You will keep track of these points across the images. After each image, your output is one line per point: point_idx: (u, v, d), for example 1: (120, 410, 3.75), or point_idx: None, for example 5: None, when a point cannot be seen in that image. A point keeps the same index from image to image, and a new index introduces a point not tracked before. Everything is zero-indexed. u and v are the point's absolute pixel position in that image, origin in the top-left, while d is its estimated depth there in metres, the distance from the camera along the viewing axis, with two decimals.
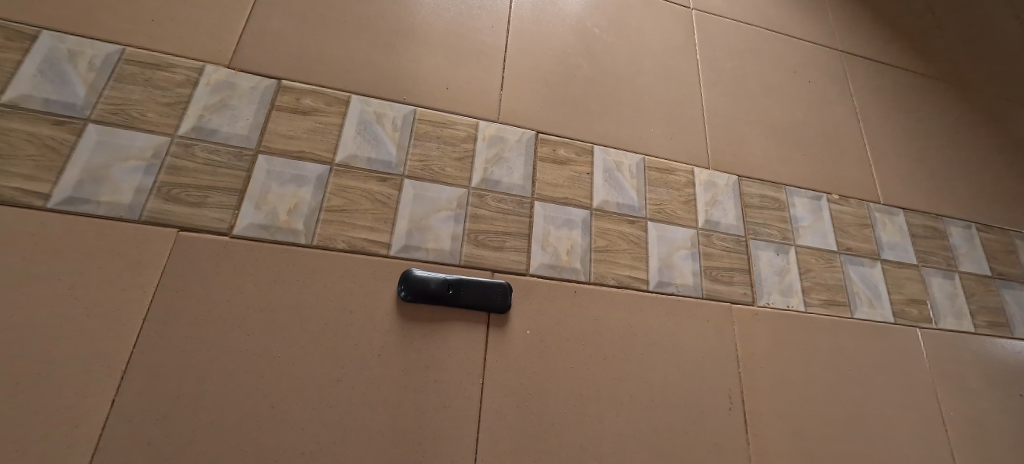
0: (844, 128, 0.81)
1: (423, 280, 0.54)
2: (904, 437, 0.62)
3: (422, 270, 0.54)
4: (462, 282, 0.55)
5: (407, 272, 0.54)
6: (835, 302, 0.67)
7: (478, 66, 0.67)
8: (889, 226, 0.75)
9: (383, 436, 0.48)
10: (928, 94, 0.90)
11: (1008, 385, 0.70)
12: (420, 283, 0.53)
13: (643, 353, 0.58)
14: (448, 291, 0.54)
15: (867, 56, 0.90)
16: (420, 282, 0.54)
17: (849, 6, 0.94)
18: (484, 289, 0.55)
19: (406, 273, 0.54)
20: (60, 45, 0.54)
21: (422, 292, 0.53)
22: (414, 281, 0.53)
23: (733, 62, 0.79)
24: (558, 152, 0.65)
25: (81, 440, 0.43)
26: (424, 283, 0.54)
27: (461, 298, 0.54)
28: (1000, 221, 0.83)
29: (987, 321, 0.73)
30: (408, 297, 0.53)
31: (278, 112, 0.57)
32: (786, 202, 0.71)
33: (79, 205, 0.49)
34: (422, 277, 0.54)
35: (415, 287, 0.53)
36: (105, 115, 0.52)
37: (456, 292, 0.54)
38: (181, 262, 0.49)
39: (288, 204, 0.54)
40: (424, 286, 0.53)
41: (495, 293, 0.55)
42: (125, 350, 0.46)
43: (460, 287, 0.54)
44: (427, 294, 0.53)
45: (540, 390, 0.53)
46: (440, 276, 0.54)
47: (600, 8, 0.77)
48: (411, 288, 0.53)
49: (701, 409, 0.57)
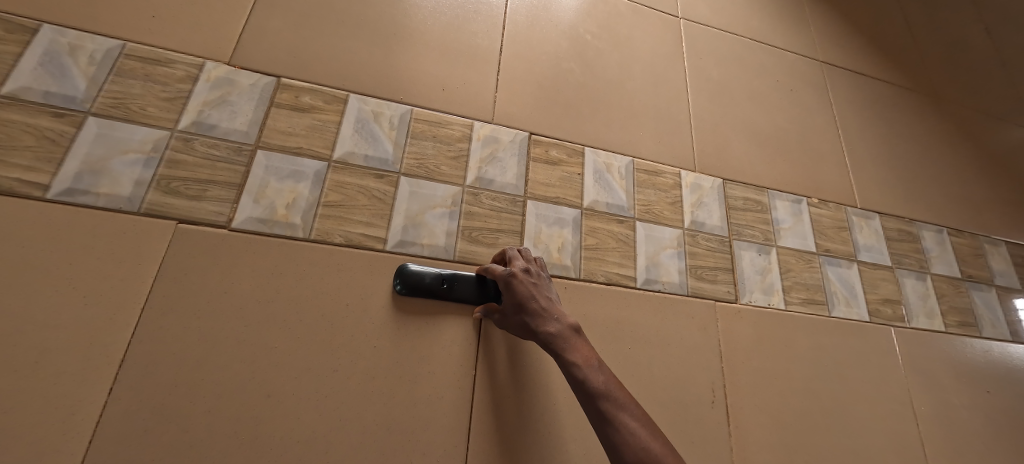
0: (824, 136, 0.84)
1: (419, 271, 0.55)
2: (879, 431, 0.65)
3: (417, 264, 0.56)
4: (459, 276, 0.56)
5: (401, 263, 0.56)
6: (814, 300, 0.70)
7: (473, 68, 0.68)
8: (866, 229, 0.78)
9: (377, 426, 0.50)
10: (903, 104, 0.94)
11: (977, 383, 0.73)
12: (415, 275, 0.55)
13: (631, 347, 0.60)
14: (444, 284, 0.55)
15: (846, 66, 0.93)
16: (415, 274, 0.55)
17: (830, 17, 0.98)
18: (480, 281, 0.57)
19: (401, 264, 0.56)
20: (61, 39, 0.54)
21: (418, 284, 0.55)
22: (409, 275, 0.55)
23: (718, 70, 0.82)
24: (550, 153, 0.67)
25: (79, 426, 0.43)
26: (420, 275, 0.55)
27: (455, 292, 0.56)
28: (970, 226, 0.87)
29: (957, 321, 0.76)
30: (403, 288, 0.54)
31: (277, 109, 0.58)
32: (768, 204, 0.74)
33: (78, 196, 0.49)
34: (417, 271, 0.55)
35: (410, 279, 0.55)
36: (106, 108, 0.53)
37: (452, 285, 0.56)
38: (180, 255, 0.50)
39: (286, 199, 0.55)
40: (421, 277, 0.55)
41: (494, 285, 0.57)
42: (123, 338, 0.47)
43: (454, 281, 0.56)
44: (422, 288, 0.55)
45: (530, 382, 0.55)
46: (434, 270, 0.56)
47: (592, 15, 0.79)
48: (405, 280, 0.55)
49: (686, 401, 0.59)
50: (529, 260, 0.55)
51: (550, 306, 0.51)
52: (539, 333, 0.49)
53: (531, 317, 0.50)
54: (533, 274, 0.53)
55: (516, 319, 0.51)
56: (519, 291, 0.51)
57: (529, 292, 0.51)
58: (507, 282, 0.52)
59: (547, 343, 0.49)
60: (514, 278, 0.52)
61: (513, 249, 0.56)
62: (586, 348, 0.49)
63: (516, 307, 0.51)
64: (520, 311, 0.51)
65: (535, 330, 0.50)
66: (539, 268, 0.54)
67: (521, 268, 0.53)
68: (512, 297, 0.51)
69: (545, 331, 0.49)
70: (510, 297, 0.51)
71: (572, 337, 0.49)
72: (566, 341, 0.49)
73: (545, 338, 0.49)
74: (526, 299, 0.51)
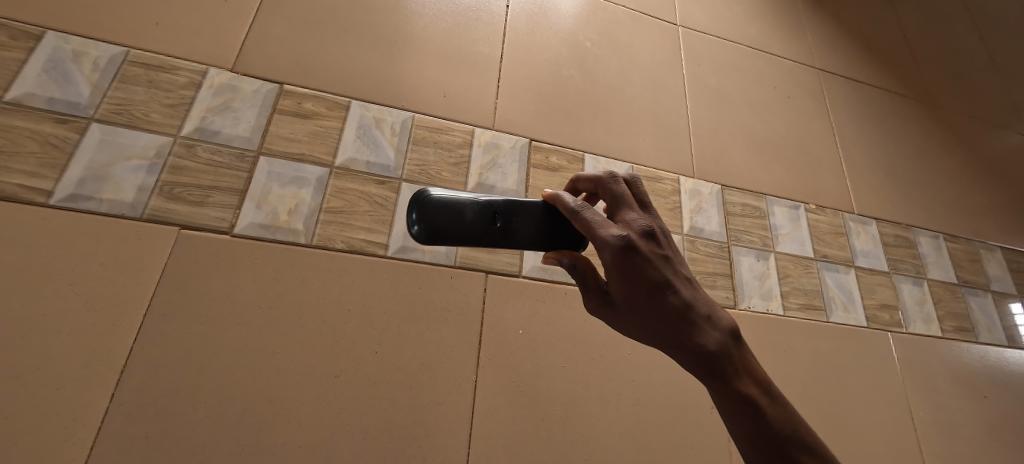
0: (822, 142, 0.85)
1: (447, 202, 0.42)
2: (878, 436, 0.65)
3: (441, 192, 0.42)
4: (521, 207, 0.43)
5: (415, 195, 0.43)
6: (812, 306, 0.70)
7: (474, 75, 0.69)
8: (862, 235, 0.79)
9: (379, 432, 0.50)
10: (899, 110, 0.95)
11: (974, 388, 0.73)
12: (440, 210, 0.41)
13: (630, 352, 0.60)
14: (497, 218, 0.43)
15: (843, 73, 0.94)
16: (438, 206, 0.42)
17: (827, 25, 0.99)
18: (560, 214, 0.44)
19: (414, 196, 0.43)
20: (65, 45, 0.55)
21: (450, 223, 0.41)
22: (445, 212, 0.41)
23: (716, 77, 0.83)
24: (550, 159, 0.67)
25: (80, 433, 0.44)
26: (449, 207, 0.42)
27: (512, 227, 0.43)
28: (966, 231, 0.87)
29: (954, 326, 0.77)
30: (423, 232, 0.41)
31: (280, 115, 0.59)
32: (766, 210, 0.75)
33: (81, 202, 0.50)
34: (453, 204, 0.42)
35: (434, 217, 0.41)
36: (109, 115, 0.53)
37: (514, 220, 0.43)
38: (182, 260, 0.51)
39: (288, 204, 0.55)
40: (454, 212, 0.42)
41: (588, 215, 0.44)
42: (125, 344, 0.47)
43: (505, 213, 0.43)
44: (469, 228, 0.42)
45: (531, 387, 0.56)
46: (476, 203, 0.43)
47: (591, 22, 0.79)
48: (425, 219, 0.41)
49: (685, 406, 0.60)
50: (639, 213, 0.40)
51: (678, 280, 0.38)
52: (666, 324, 0.36)
53: (654, 300, 0.37)
54: (652, 234, 0.39)
55: (645, 309, 0.37)
56: (638, 265, 0.37)
57: (651, 265, 0.37)
58: (622, 254, 0.37)
59: (678, 335, 0.36)
60: (632, 247, 0.37)
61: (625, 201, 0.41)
62: (726, 335, 0.37)
63: (649, 295, 0.37)
64: (653, 301, 0.37)
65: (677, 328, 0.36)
66: (655, 223, 0.40)
67: (645, 237, 0.38)
68: (642, 281, 0.37)
69: (676, 318, 0.36)
70: (623, 273, 0.37)
71: (711, 323, 0.37)
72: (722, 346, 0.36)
73: (676, 329, 0.36)
74: (648, 276, 0.37)
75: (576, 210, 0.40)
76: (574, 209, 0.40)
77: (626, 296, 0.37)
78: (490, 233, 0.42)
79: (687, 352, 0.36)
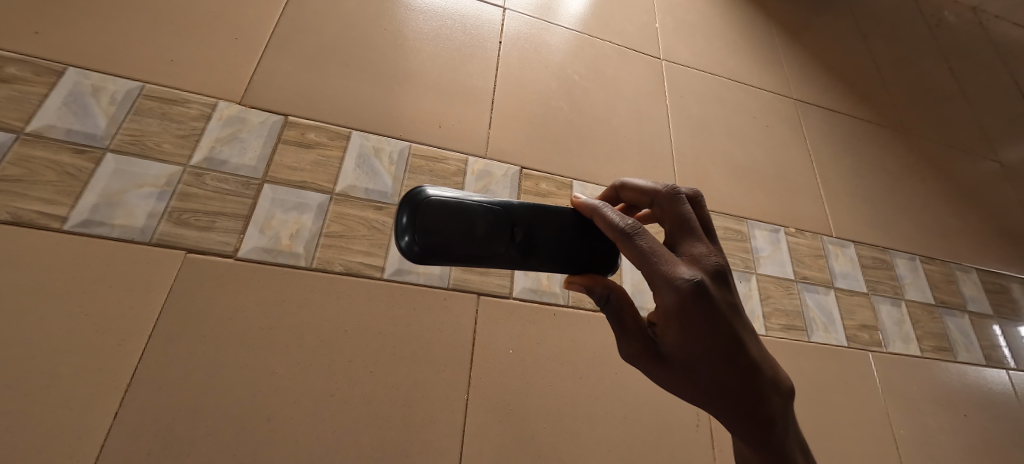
0: (800, 168, 0.89)
1: (447, 207, 0.43)
2: (860, 454, 0.67)
3: (440, 194, 0.44)
4: (524, 217, 0.46)
5: (411, 196, 0.43)
6: (793, 326, 0.72)
7: (468, 107, 0.73)
8: (841, 257, 0.82)
9: (371, 449, 0.52)
10: (873, 138, 1.00)
11: (954, 407, 0.76)
12: (439, 214, 0.43)
13: (616, 372, 0.63)
14: (500, 228, 0.44)
15: (820, 103, 0.99)
16: (437, 211, 0.43)
17: (803, 58, 1.04)
18: (561, 228, 0.46)
19: (409, 192, 0.43)
20: (85, 81, 0.58)
21: (449, 233, 0.43)
22: (454, 223, 0.43)
23: (698, 107, 0.88)
24: (540, 186, 0.71)
25: (85, 449, 0.45)
26: (449, 213, 0.43)
27: (522, 237, 0.45)
28: (941, 254, 0.91)
29: (931, 346, 0.79)
30: (416, 242, 0.42)
31: (284, 145, 0.62)
32: (747, 233, 0.78)
33: (94, 227, 0.52)
34: (467, 216, 0.43)
35: (431, 225, 0.42)
36: (123, 145, 0.57)
37: (517, 230, 0.45)
38: (187, 283, 0.53)
39: (290, 229, 0.58)
40: (458, 219, 0.43)
41: (591, 230, 0.47)
42: (131, 364, 0.49)
43: (515, 224, 0.45)
44: (479, 238, 0.43)
45: (520, 405, 0.58)
46: (488, 215, 0.44)
47: (579, 57, 0.84)
48: (422, 223, 0.42)
49: (671, 423, 0.62)
50: (704, 246, 0.42)
51: (736, 326, 0.40)
52: (717, 376, 0.39)
53: (708, 349, 0.39)
54: (716, 275, 0.40)
55: (703, 356, 0.39)
56: (702, 310, 0.39)
57: (714, 310, 0.39)
58: (687, 299, 0.38)
59: (725, 387, 0.39)
60: (698, 293, 0.39)
61: (695, 237, 0.42)
62: (773, 388, 0.40)
63: (714, 345, 0.39)
64: (716, 349, 0.39)
65: (734, 378, 0.39)
66: (719, 260, 0.42)
67: (716, 283, 0.40)
68: (711, 329, 0.39)
69: (728, 368, 0.39)
70: (683, 317, 0.39)
71: (760, 375, 0.40)
72: (771, 399, 0.40)
73: (725, 381, 0.39)
74: (709, 323, 0.39)
75: (636, 238, 0.40)
76: (630, 230, 0.41)
77: (678, 340, 0.39)
78: (491, 246, 0.44)
79: (739, 404, 0.39)
